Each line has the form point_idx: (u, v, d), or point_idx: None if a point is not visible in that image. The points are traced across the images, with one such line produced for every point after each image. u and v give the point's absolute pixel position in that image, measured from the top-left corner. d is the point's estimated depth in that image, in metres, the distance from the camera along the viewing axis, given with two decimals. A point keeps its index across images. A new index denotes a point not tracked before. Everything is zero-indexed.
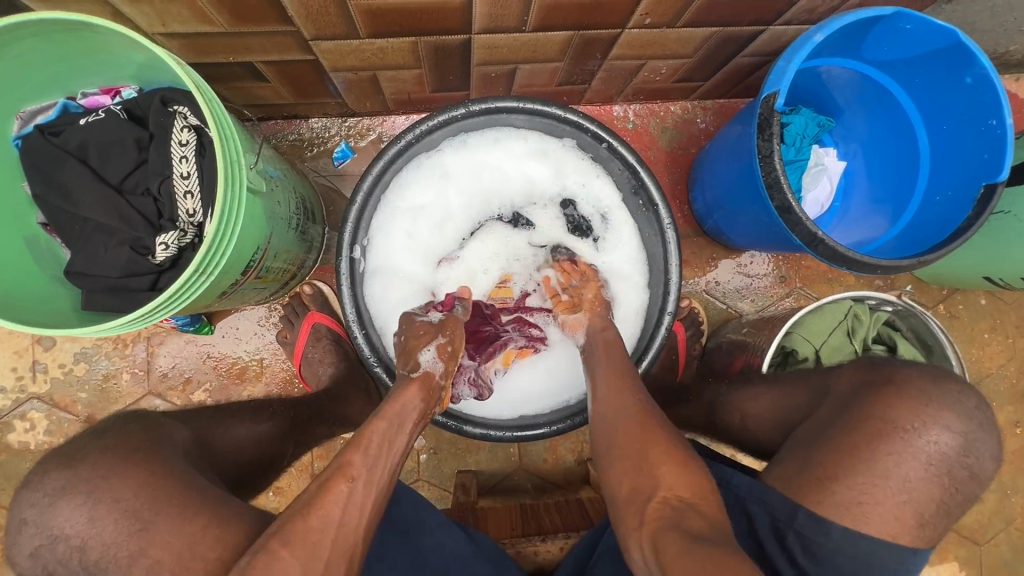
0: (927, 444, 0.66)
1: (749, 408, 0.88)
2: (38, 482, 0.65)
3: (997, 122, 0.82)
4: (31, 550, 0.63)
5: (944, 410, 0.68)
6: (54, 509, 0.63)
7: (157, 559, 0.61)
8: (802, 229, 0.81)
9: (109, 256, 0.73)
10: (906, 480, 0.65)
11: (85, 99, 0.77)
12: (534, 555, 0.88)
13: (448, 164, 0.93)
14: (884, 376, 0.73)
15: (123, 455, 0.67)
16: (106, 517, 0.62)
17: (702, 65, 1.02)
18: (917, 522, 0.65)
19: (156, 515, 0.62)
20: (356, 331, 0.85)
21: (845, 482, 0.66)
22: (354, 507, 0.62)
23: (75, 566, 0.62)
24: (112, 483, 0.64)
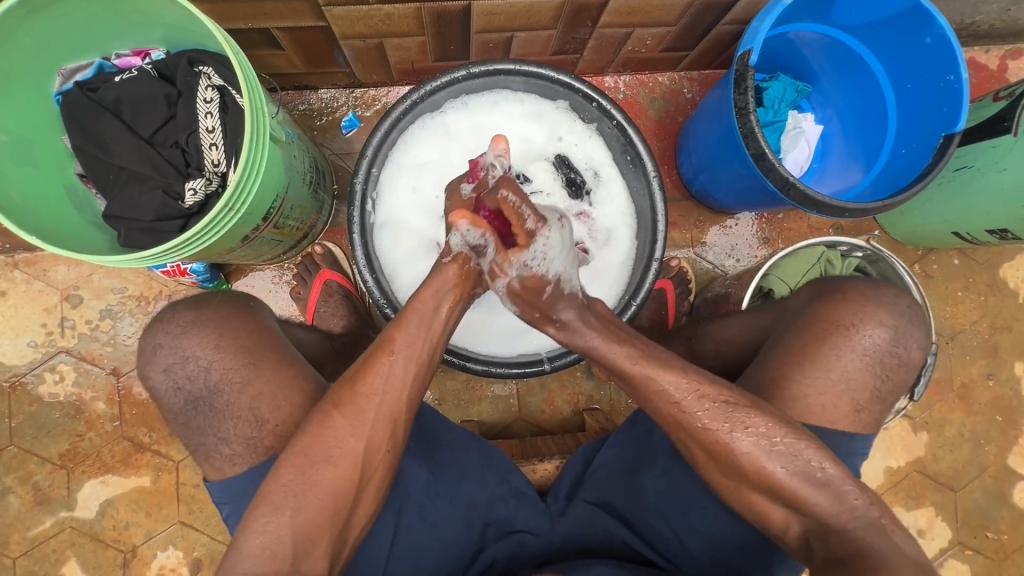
0: (865, 337, 0.75)
1: (725, 338, 0.96)
2: (170, 316, 0.77)
3: (954, 77, 0.90)
4: (163, 368, 0.75)
5: (878, 308, 0.77)
6: (186, 336, 0.75)
7: (261, 391, 0.74)
8: (776, 175, 0.88)
9: (143, 201, 0.81)
10: (845, 370, 0.75)
11: (119, 59, 0.85)
12: (532, 474, 0.96)
13: (451, 124, 1.01)
14: (832, 287, 0.82)
15: (237, 306, 0.80)
16: (228, 347, 0.75)
17: (686, 34, 1.09)
18: (855, 407, 0.75)
19: (263, 354, 0.76)
20: (366, 275, 0.92)
21: (796, 377, 0.75)
22: (392, 380, 0.68)
23: (193, 389, 0.74)
24: (234, 324, 0.77)
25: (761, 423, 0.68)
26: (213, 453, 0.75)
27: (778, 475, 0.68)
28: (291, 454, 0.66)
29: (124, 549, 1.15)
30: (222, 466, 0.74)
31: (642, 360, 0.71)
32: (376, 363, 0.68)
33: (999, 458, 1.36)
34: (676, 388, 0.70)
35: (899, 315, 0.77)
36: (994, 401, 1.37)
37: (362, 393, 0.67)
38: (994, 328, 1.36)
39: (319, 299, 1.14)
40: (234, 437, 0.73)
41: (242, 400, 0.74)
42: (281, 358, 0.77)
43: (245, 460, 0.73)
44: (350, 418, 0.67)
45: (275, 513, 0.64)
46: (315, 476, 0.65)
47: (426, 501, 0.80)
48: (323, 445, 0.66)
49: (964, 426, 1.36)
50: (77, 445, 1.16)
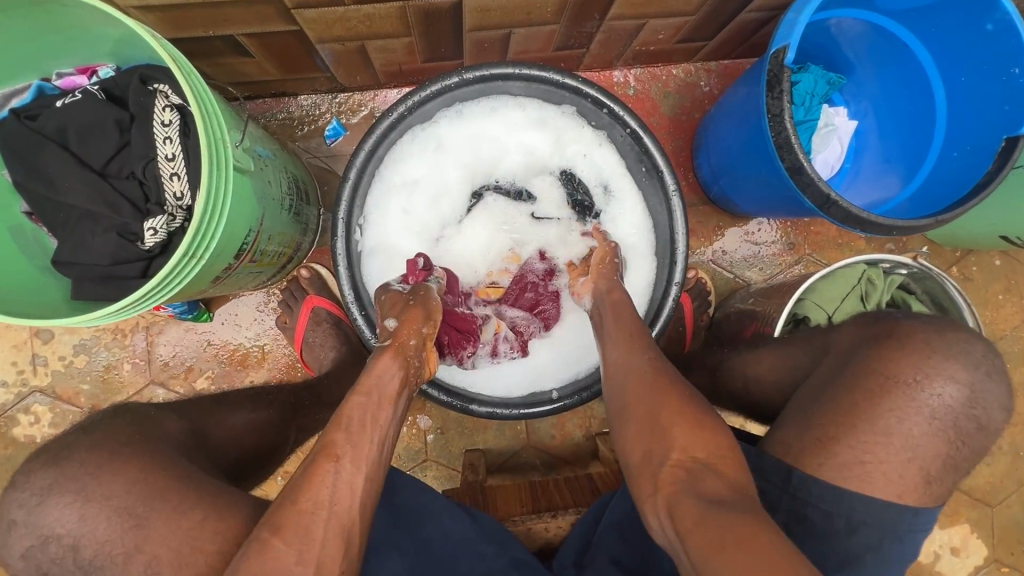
0: (933, 397, 0.64)
1: (751, 370, 0.87)
2: (25, 480, 0.66)
3: (1020, 70, 0.78)
4: (23, 551, 0.64)
5: (949, 360, 0.66)
6: (43, 508, 0.64)
7: (153, 554, 0.61)
8: (814, 191, 0.77)
9: (97, 243, 0.71)
10: (909, 436, 0.64)
11: (62, 80, 0.74)
12: (545, 531, 0.88)
13: (443, 136, 0.90)
14: (887, 330, 0.71)
15: (116, 449, 0.67)
16: (99, 514, 0.63)
17: (706, 22, 0.97)
18: (925, 480, 0.64)
19: (146, 510, 0.63)
20: (355, 313, 0.83)
21: (855, 445, 0.64)
22: (342, 489, 0.58)
23: (70, 565, 0.63)
24: (101, 484, 0.64)
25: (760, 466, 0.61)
26: None
27: None
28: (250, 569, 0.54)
29: None
30: None
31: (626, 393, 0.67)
32: (319, 472, 0.58)
33: None
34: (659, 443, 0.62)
35: (974, 367, 0.66)
36: None
37: (309, 507, 0.56)
38: None
39: (307, 328, 1.05)
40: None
41: (133, 570, 0.61)
42: (169, 512, 0.63)
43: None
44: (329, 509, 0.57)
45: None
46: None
47: (426, 572, 0.72)
48: None
49: (1003, 438, 1.27)
50: None
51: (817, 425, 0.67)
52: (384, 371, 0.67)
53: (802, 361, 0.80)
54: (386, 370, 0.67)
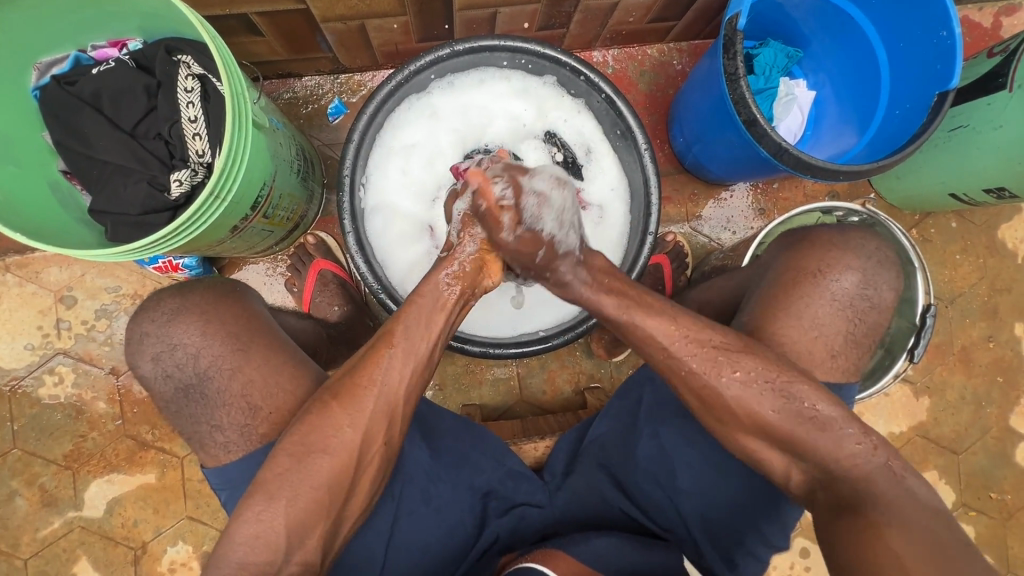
0: (833, 283, 0.75)
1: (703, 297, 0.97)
2: (155, 304, 0.77)
3: (947, 33, 0.88)
4: (152, 355, 0.74)
5: (846, 252, 0.77)
6: (172, 324, 0.75)
7: (252, 376, 0.73)
8: (768, 140, 0.87)
9: (129, 195, 0.80)
10: (816, 318, 0.75)
11: (96, 51, 0.83)
12: (535, 449, 0.96)
13: (437, 105, 1.00)
14: (799, 235, 0.82)
15: (234, 290, 0.80)
16: (217, 334, 0.74)
17: (674, 3, 1.08)
18: (828, 354, 0.74)
19: (254, 339, 0.75)
20: (359, 262, 0.91)
21: (768, 329, 0.75)
22: (393, 373, 0.68)
23: (183, 376, 0.74)
24: (222, 310, 0.76)
25: (735, 363, 0.70)
26: (207, 441, 0.74)
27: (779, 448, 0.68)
28: (290, 449, 0.65)
29: (134, 546, 1.16)
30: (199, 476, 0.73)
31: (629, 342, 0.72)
32: (377, 355, 0.68)
33: (1001, 420, 1.37)
34: (661, 333, 0.72)
35: (867, 257, 0.77)
36: (995, 362, 1.36)
37: (354, 377, 0.68)
38: (994, 290, 1.36)
39: (315, 289, 1.13)
40: (228, 424, 0.72)
41: (233, 388, 0.73)
42: (269, 343, 0.76)
43: (239, 448, 0.72)
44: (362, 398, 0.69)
45: (280, 501, 0.64)
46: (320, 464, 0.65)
47: (425, 485, 0.80)
48: (332, 440, 0.66)
49: (966, 389, 1.36)
50: (81, 446, 1.16)
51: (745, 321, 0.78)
52: None
53: (742, 281, 0.90)
54: None
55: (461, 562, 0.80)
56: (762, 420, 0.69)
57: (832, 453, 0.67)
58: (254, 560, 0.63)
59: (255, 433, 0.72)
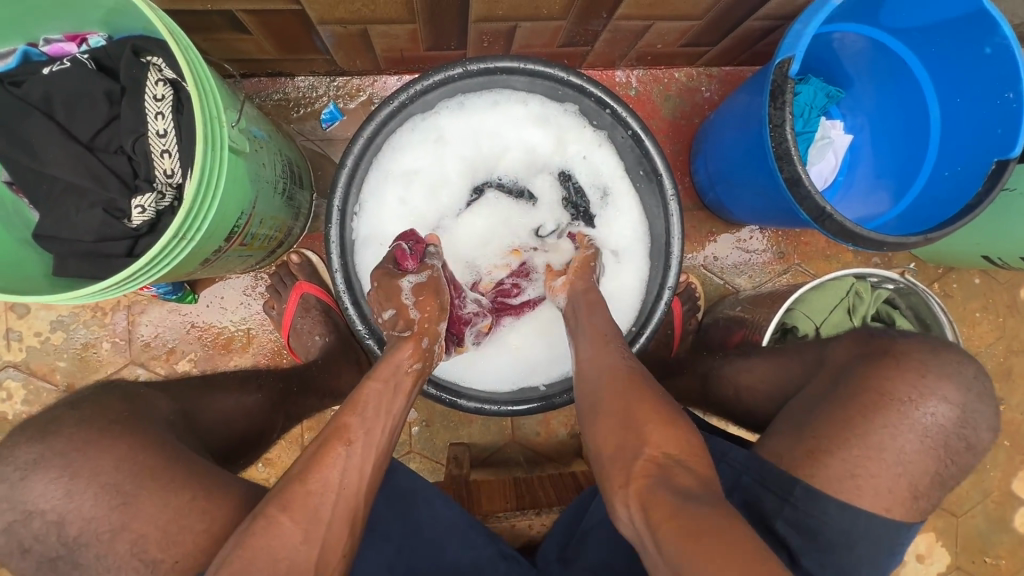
0: (925, 414, 0.65)
1: (744, 381, 0.86)
2: (11, 452, 0.65)
3: (1014, 95, 0.79)
4: (5, 525, 0.63)
5: (942, 380, 0.66)
6: (27, 482, 0.64)
7: (139, 532, 0.63)
8: (811, 203, 0.78)
9: (82, 219, 0.69)
10: (901, 453, 0.64)
11: (48, 46, 0.71)
12: (528, 528, 0.89)
13: (444, 127, 0.89)
14: (882, 346, 0.71)
15: (91, 436, 0.67)
16: (87, 490, 0.63)
17: (712, 28, 0.97)
18: (911, 494, 0.64)
19: (131, 492, 0.64)
20: (346, 302, 0.81)
21: (845, 458, 0.64)
22: (351, 471, 0.61)
23: (54, 540, 0.63)
24: (92, 459, 0.64)
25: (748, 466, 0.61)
26: None
27: None
28: (272, 548, 0.56)
29: None
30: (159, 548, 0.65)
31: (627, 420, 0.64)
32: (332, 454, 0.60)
33: (1003, 483, 1.33)
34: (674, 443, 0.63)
35: (963, 387, 0.66)
36: (1004, 425, 1.32)
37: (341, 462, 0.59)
38: (1011, 351, 1.30)
39: (295, 313, 1.03)
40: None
41: (122, 546, 0.63)
42: (155, 495, 0.64)
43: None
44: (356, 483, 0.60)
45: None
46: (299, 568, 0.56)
47: (407, 565, 0.72)
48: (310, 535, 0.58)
49: None
50: None
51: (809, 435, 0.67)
52: (390, 360, 0.68)
53: (795, 373, 0.79)
54: (391, 359, 0.68)
55: None
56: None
57: None
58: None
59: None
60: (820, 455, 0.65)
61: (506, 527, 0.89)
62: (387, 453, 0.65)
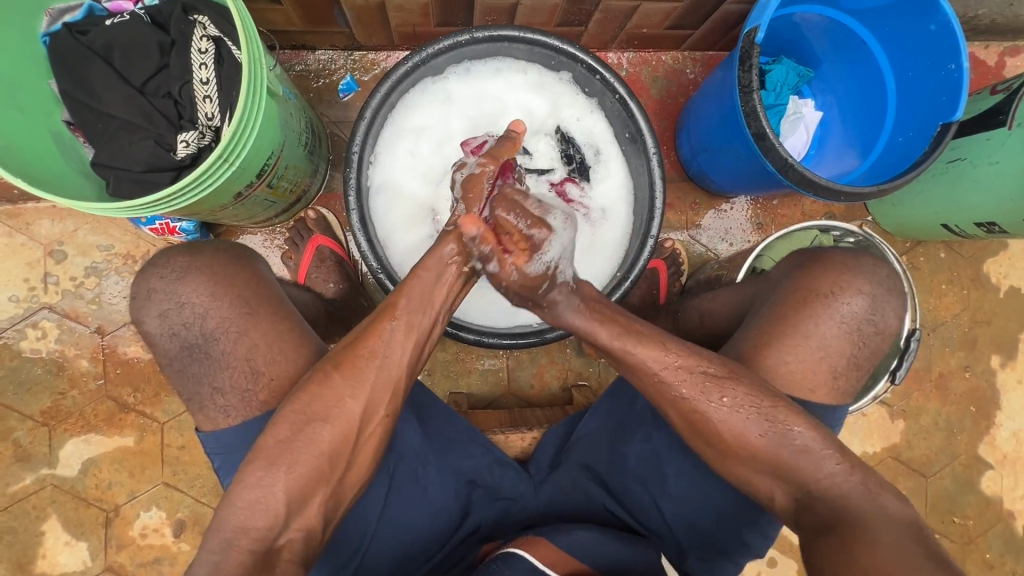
0: (843, 305, 0.76)
1: (708, 310, 0.97)
2: (165, 261, 0.76)
3: (955, 66, 0.90)
4: (159, 312, 0.73)
5: (857, 277, 0.78)
6: (183, 281, 0.74)
7: (257, 341, 0.74)
8: (775, 155, 0.89)
9: (133, 150, 0.79)
10: (823, 338, 0.76)
11: (109, 3, 0.83)
12: (520, 442, 0.97)
13: (451, 90, 1.00)
14: (812, 256, 0.83)
15: (235, 256, 0.78)
16: (226, 296, 0.74)
17: (693, 10, 1.08)
18: (832, 375, 0.76)
19: (260, 305, 0.75)
20: (360, 239, 0.90)
21: (780, 345, 0.76)
22: (394, 346, 0.68)
23: (189, 335, 0.73)
24: (232, 274, 0.76)
25: (731, 395, 0.70)
26: (206, 404, 0.74)
27: (770, 457, 0.70)
28: (316, 413, 0.66)
29: (107, 508, 1.15)
30: (196, 437, 0.73)
31: (622, 338, 0.70)
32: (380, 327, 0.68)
33: (970, 447, 1.41)
34: (656, 365, 0.70)
35: (878, 284, 0.78)
36: (970, 392, 1.40)
37: (366, 355, 0.68)
38: (975, 321, 1.40)
39: (310, 265, 1.13)
40: (230, 387, 0.73)
41: (238, 350, 0.73)
42: (277, 312, 0.76)
43: (239, 412, 0.73)
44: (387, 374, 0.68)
45: (285, 466, 0.64)
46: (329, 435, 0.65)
47: (414, 466, 0.81)
48: (336, 412, 0.67)
49: (939, 415, 1.40)
50: (59, 403, 1.14)
51: (753, 333, 0.79)
52: None
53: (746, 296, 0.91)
54: None
55: (443, 545, 0.81)
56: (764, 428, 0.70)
57: (818, 463, 0.69)
58: (259, 522, 0.63)
59: (256, 398, 0.73)
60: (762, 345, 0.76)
61: (501, 440, 0.96)
62: (432, 336, 0.72)
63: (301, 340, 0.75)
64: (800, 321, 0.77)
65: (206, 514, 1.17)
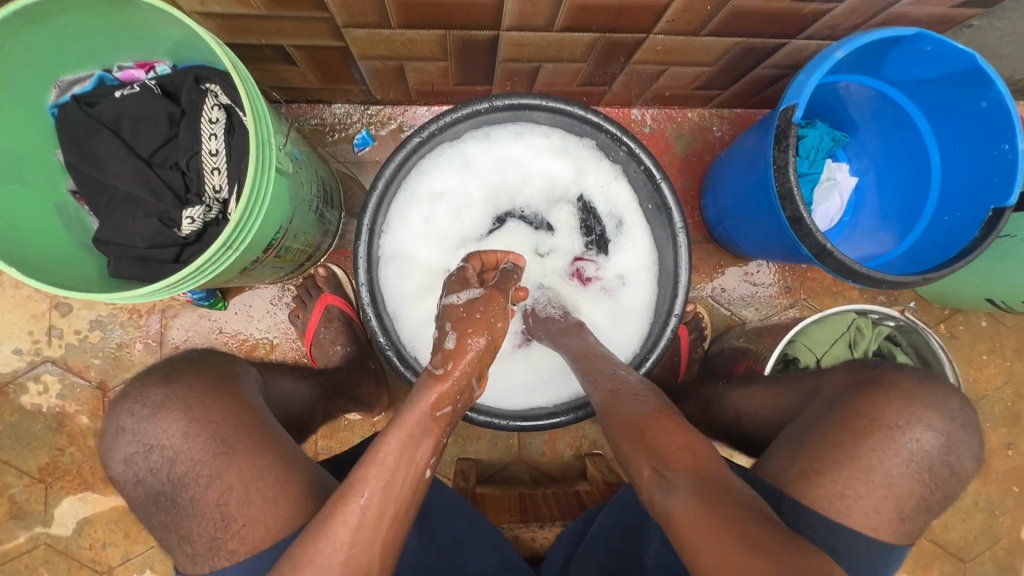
0: (911, 441, 0.67)
1: (745, 406, 0.91)
2: (139, 394, 0.72)
3: (1009, 147, 0.84)
4: (125, 456, 0.70)
5: (926, 410, 0.69)
6: (152, 420, 0.70)
7: (231, 484, 0.67)
8: (812, 239, 0.83)
9: (137, 227, 0.76)
10: (887, 476, 0.66)
11: (120, 72, 0.79)
12: (531, 540, 0.92)
13: (469, 155, 0.96)
14: (872, 376, 0.74)
15: (205, 385, 0.73)
16: (198, 437, 0.69)
17: (723, 73, 1.03)
18: (898, 516, 0.67)
19: (234, 444, 0.69)
20: (369, 315, 0.86)
21: (834, 478, 0.67)
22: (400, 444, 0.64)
23: (157, 480, 0.68)
24: (204, 407, 0.71)
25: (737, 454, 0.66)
26: None
27: None
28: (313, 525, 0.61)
29: (100, 570, 1.11)
30: (185, 537, 0.69)
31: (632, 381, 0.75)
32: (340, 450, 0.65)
33: (1012, 531, 1.31)
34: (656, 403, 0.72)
35: (948, 417, 0.69)
36: (1012, 471, 1.31)
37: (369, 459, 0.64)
38: (1019, 395, 1.31)
39: (319, 324, 1.09)
40: (199, 535, 0.67)
41: (209, 496, 0.67)
42: (251, 452, 0.69)
43: (209, 561, 0.66)
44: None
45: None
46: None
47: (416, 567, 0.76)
48: None
49: (979, 495, 1.31)
50: (57, 459, 1.11)
51: (800, 459, 0.70)
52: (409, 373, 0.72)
53: (782, 388, 0.86)
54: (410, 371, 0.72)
55: None
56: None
57: None
58: None
59: (224, 548, 0.66)
60: (813, 477, 0.67)
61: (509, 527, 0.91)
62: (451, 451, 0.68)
63: (282, 478, 0.68)
64: (862, 448, 0.68)
65: None
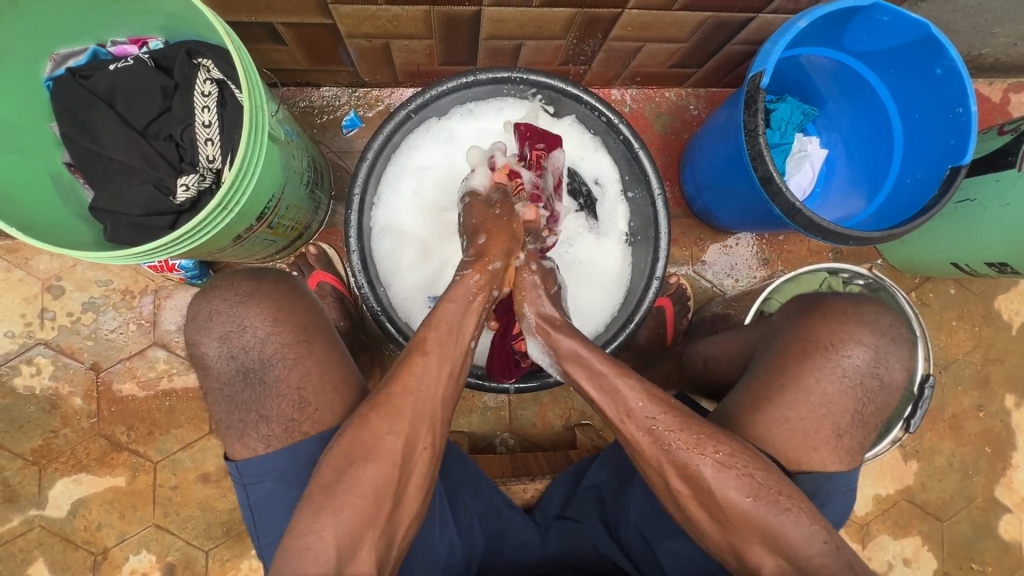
0: (846, 359, 0.76)
1: (710, 352, 1.02)
2: (229, 283, 0.79)
3: (963, 110, 0.89)
4: (219, 334, 0.76)
5: (859, 326, 0.78)
6: (245, 307, 0.77)
7: (309, 369, 0.77)
8: (782, 199, 0.87)
9: (133, 195, 0.78)
10: (824, 394, 0.76)
11: (114, 46, 0.82)
12: (522, 492, 0.96)
13: (455, 130, 0.99)
14: (814, 303, 0.83)
15: (292, 283, 0.82)
16: (287, 323, 0.78)
17: (697, 50, 1.08)
18: (835, 433, 0.76)
19: (316, 334, 0.79)
20: (361, 282, 0.88)
21: (778, 402, 0.76)
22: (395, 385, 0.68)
23: (247, 359, 0.76)
24: (292, 301, 0.80)
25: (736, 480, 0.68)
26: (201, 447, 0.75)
27: (772, 535, 0.67)
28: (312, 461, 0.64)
29: (95, 552, 1.12)
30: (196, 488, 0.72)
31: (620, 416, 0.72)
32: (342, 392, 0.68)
33: (986, 490, 1.36)
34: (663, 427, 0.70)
35: (881, 333, 0.78)
36: (984, 432, 1.36)
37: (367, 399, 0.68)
38: (988, 360, 1.36)
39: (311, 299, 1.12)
40: (276, 416, 0.75)
41: (290, 377, 0.76)
42: (329, 344, 0.80)
43: (260, 444, 0.74)
44: (386, 441, 0.67)
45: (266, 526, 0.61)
46: (315, 496, 0.65)
47: None
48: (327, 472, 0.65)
49: (954, 456, 1.36)
50: (50, 442, 1.12)
51: (754, 387, 0.79)
52: None
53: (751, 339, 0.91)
54: None
55: None
56: (760, 503, 0.67)
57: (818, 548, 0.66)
58: None
59: (298, 429, 0.75)
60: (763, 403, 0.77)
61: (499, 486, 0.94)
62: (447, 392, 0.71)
63: (342, 372, 0.79)
64: (810, 368, 0.77)
65: (197, 558, 1.13)
